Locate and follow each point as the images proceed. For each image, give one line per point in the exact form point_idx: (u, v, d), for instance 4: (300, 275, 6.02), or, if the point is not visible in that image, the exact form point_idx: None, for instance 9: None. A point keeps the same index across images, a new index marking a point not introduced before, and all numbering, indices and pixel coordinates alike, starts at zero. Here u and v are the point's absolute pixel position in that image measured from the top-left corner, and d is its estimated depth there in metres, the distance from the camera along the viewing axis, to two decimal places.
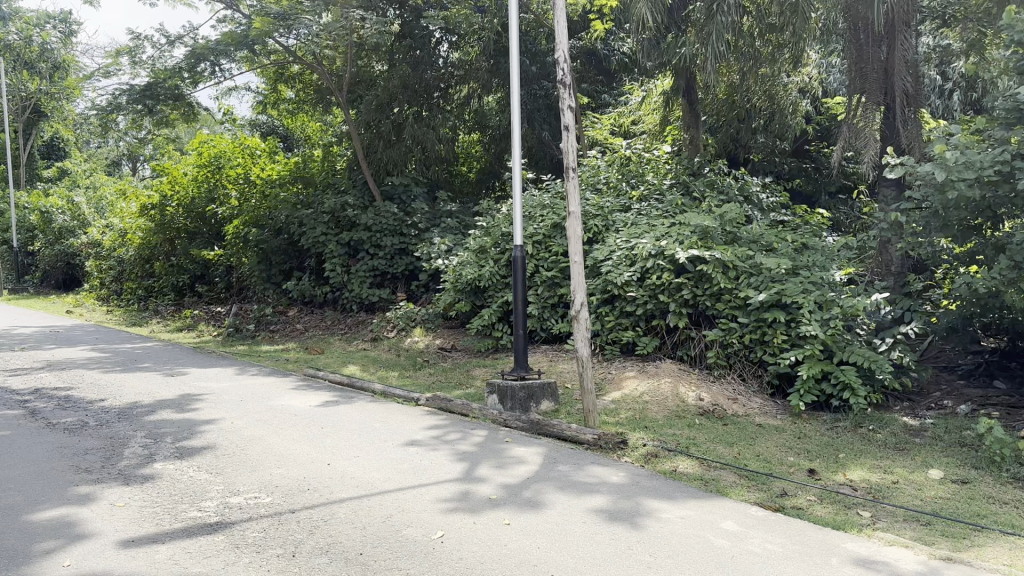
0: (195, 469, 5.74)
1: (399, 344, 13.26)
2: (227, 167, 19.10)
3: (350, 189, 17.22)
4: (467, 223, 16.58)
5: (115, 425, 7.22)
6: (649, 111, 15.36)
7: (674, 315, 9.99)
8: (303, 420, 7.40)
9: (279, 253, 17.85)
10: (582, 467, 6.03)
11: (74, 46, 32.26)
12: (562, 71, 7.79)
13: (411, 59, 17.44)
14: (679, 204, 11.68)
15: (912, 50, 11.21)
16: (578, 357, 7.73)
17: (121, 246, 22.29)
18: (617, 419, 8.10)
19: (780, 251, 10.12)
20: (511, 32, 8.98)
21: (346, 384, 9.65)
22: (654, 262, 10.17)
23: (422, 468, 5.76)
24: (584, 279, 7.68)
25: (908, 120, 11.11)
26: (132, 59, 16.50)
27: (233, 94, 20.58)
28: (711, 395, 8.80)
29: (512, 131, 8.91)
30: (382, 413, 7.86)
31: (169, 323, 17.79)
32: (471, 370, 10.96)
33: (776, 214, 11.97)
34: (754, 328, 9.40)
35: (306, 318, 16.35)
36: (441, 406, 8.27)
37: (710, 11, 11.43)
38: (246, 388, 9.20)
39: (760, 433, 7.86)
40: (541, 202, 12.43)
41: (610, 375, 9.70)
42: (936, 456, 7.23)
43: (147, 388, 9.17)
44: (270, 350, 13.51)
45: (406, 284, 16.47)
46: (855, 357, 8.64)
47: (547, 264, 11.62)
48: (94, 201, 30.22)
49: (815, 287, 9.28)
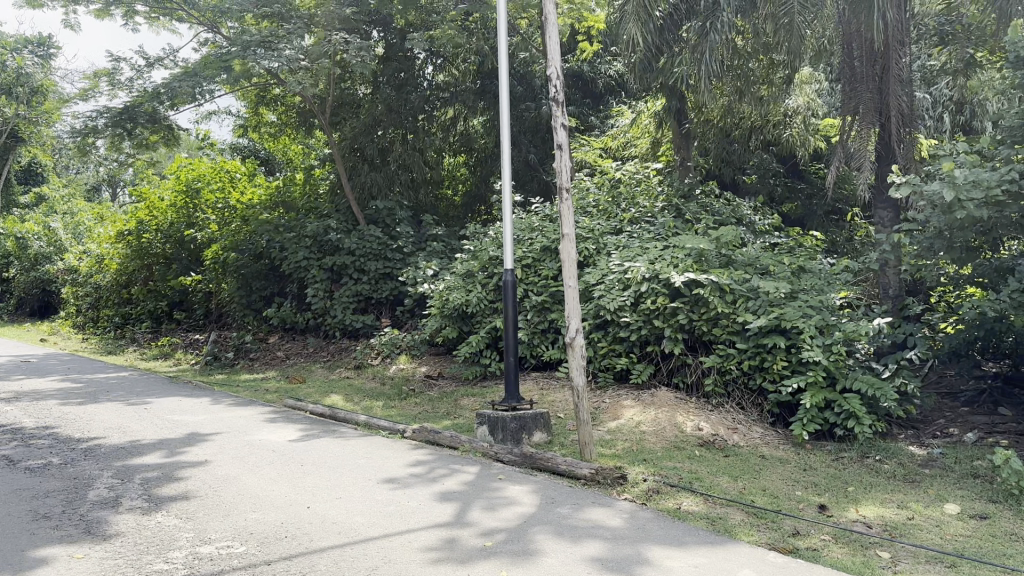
0: (164, 514, 5.31)
1: (384, 372, 12.83)
2: (206, 191, 18.63)
3: (332, 212, 16.84)
4: (454, 247, 16.22)
5: (81, 464, 6.77)
6: (639, 134, 15.13)
7: (669, 341, 9.65)
8: (283, 456, 6.98)
9: (260, 279, 17.37)
10: (581, 507, 5.64)
11: (52, 70, 31.70)
12: (555, 88, 7.48)
13: (396, 81, 17.29)
14: (671, 227, 11.41)
15: (908, 69, 11.00)
16: (573, 386, 7.36)
17: (99, 272, 21.80)
18: (614, 451, 7.72)
19: (777, 273, 9.82)
20: (501, 47, 8.61)
21: (329, 416, 9.22)
22: (647, 286, 9.85)
23: (409, 510, 5.36)
24: (579, 304, 7.32)
25: (904, 140, 10.90)
26: (110, 82, 16.13)
27: (215, 117, 20.25)
28: (710, 425, 8.44)
29: (502, 151, 8.53)
30: (365, 448, 7.44)
31: (146, 351, 17.24)
32: (459, 399, 10.52)
33: (769, 235, 11.66)
34: (752, 354, 9.06)
35: (286, 345, 15.89)
36: (428, 439, 7.86)
37: (703, 29, 11.26)
38: (224, 421, 8.75)
39: (764, 466, 7.49)
40: (531, 225, 12.12)
41: (604, 404, 9.32)
42: (949, 489, 6.89)
43: (119, 421, 8.71)
44: (249, 380, 13.01)
45: (390, 309, 16.05)
46: (858, 385, 8.32)
47: (537, 288, 11.26)
48: (71, 227, 29.63)
49: (816, 311, 8.96)
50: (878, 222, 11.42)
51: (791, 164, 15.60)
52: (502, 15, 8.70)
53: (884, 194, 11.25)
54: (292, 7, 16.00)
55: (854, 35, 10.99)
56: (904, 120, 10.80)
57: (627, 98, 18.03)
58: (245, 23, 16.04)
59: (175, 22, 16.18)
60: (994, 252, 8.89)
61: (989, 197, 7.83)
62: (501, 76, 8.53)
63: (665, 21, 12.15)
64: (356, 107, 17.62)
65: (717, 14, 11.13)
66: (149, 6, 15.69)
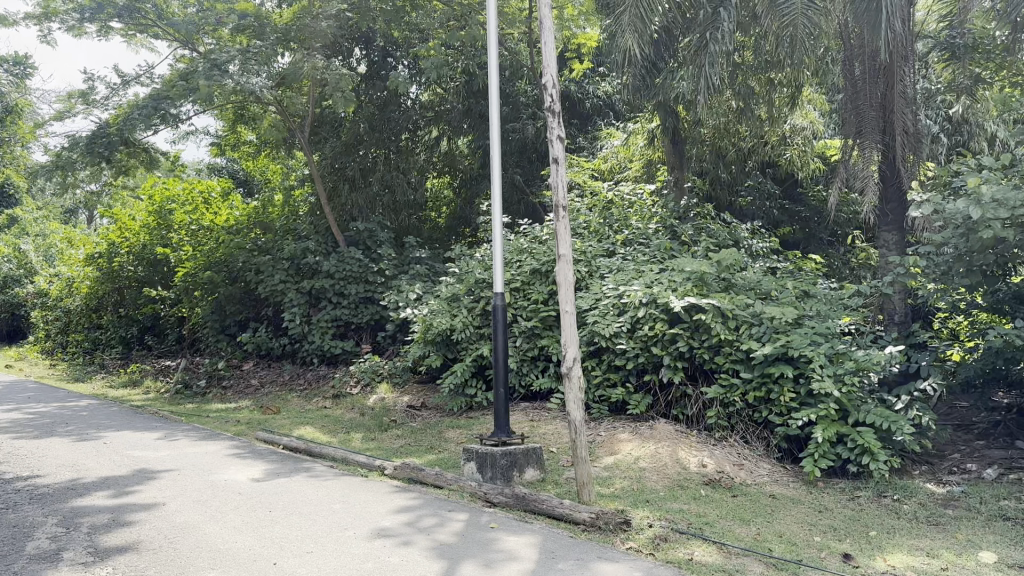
0: (108, 572, 4.64)
1: (363, 402, 12.14)
2: (179, 211, 17.91)
3: (312, 234, 16.12)
4: (438, 270, 15.58)
5: (23, 509, 6.06)
6: (632, 157, 14.76)
7: (668, 369, 9.06)
8: (250, 500, 6.31)
9: (234, 303, 16.66)
10: (585, 562, 5.02)
11: (24, 89, 29.85)
12: (550, 98, 6.94)
13: (379, 101, 16.81)
14: (667, 249, 10.91)
15: (913, 86, 10.59)
16: (569, 421, 6.76)
17: (69, 295, 20.95)
18: (613, 491, 7.10)
19: (781, 298, 9.28)
20: (490, 59, 8.01)
21: (304, 451, 8.54)
22: (645, 311, 9.26)
23: (390, 567, 4.74)
24: (576, 332, 6.75)
25: (909, 160, 10.49)
26: (83, 101, 15.47)
27: (192, 136, 19.60)
28: (715, 460, 7.87)
29: (491, 167, 7.90)
30: (340, 489, 6.77)
31: (114, 379, 16.42)
32: (443, 432, 9.88)
33: (768, 259, 11.14)
34: (758, 385, 8.49)
35: (261, 372, 15.17)
36: (411, 477, 7.22)
37: (702, 41, 10.77)
38: (188, 457, 8.05)
39: (776, 507, 6.90)
40: (519, 246, 11.55)
41: (600, 438, 8.71)
42: (980, 534, 6.33)
43: (73, 458, 7.98)
44: (220, 410, 12.27)
45: (371, 334, 15.39)
46: (873, 418, 7.75)
47: (526, 313, 10.69)
48: (42, 249, 28.68)
49: (823, 339, 8.40)
50: (883, 245, 10.87)
51: (789, 186, 15.17)
52: (492, 24, 8.10)
53: (889, 216, 10.75)
54: (272, 22, 15.36)
55: (856, 53, 10.61)
56: (908, 139, 10.38)
57: (615, 119, 17.56)
58: (224, 39, 15.39)
59: (152, 38, 15.48)
60: (1011, 277, 8.43)
61: (1015, 217, 7.42)
62: (492, 85, 7.95)
63: (660, 37, 11.79)
64: (336, 127, 16.90)
65: (716, 27, 10.67)
66: (123, 22, 14.96)
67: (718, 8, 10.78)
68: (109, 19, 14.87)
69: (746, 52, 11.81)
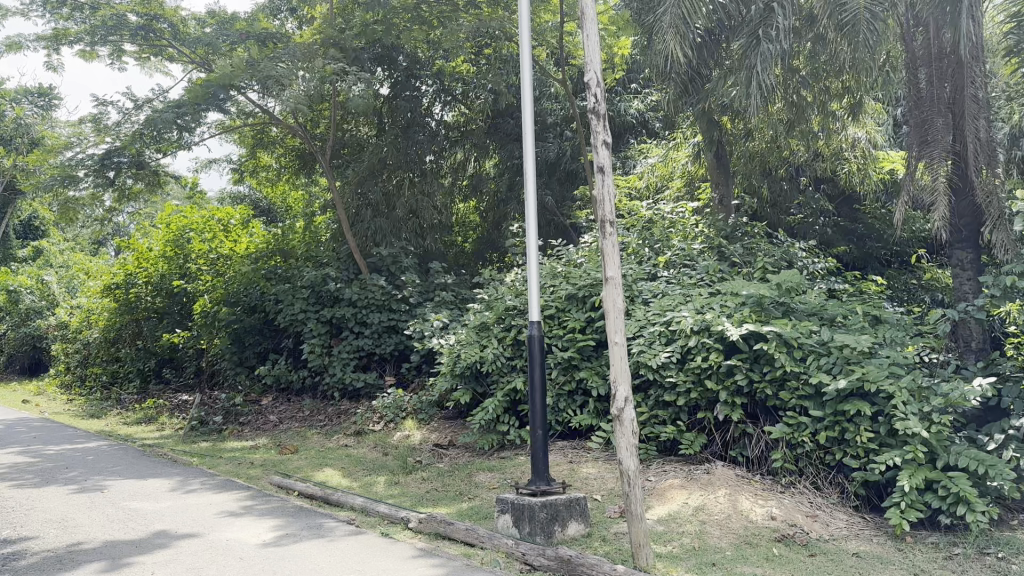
0: None
1: (387, 439, 11.27)
2: (197, 240, 17.25)
3: (333, 260, 15.33)
4: (465, 296, 14.74)
5: None
6: (672, 174, 13.85)
7: (724, 406, 8.12)
8: (253, 569, 5.47)
9: (253, 334, 15.90)
10: None
11: (50, 121, 28.88)
12: (594, 99, 6.10)
13: (401, 122, 16.06)
14: (716, 271, 10.04)
15: (985, 91, 9.53)
16: (622, 471, 5.82)
17: (88, 327, 20.31)
18: (671, 550, 6.16)
19: (850, 325, 8.34)
20: (524, 58, 7.17)
21: (321, 499, 7.69)
22: (697, 340, 8.32)
23: None
24: (627, 366, 5.85)
25: (983, 173, 9.42)
26: (94, 125, 14.23)
27: (212, 162, 19.02)
28: (785, 511, 6.91)
29: (527, 181, 7.03)
30: (356, 554, 5.89)
31: (129, 415, 15.63)
32: (474, 475, 8.98)
33: (827, 281, 10.20)
34: (830, 424, 7.52)
35: (280, 408, 14.32)
36: (438, 532, 6.37)
37: (754, 38, 9.87)
38: (192, 513, 7.22)
39: (864, 569, 5.91)
40: (554, 270, 10.68)
41: (650, 484, 7.75)
42: None
43: (64, 513, 7.16)
44: (235, 449, 11.42)
45: (395, 366, 14.53)
46: (965, 461, 6.71)
47: (562, 342, 9.78)
48: (65, 280, 28.14)
49: (902, 370, 7.41)
50: (955, 263, 9.63)
51: (845, 202, 14.76)
52: (527, 22, 7.30)
53: (961, 233, 9.56)
54: (293, 39, 14.62)
55: (921, 55, 9.59)
56: (982, 148, 9.33)
57: (648, 137, 16.77)
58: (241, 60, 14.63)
59: (166, 61, 14.71)
60: None
61: None
62: (523, 86, 7.10)
63: (704, 40, 11.02)
64: (359, 149, 16.32)
65: (770, 23, 9.82)
66: (137, 43, 14.18)
67: (772, 4, 9.97)
68: (120, 41, 14.04)
69: (800, 58, 10.87)
